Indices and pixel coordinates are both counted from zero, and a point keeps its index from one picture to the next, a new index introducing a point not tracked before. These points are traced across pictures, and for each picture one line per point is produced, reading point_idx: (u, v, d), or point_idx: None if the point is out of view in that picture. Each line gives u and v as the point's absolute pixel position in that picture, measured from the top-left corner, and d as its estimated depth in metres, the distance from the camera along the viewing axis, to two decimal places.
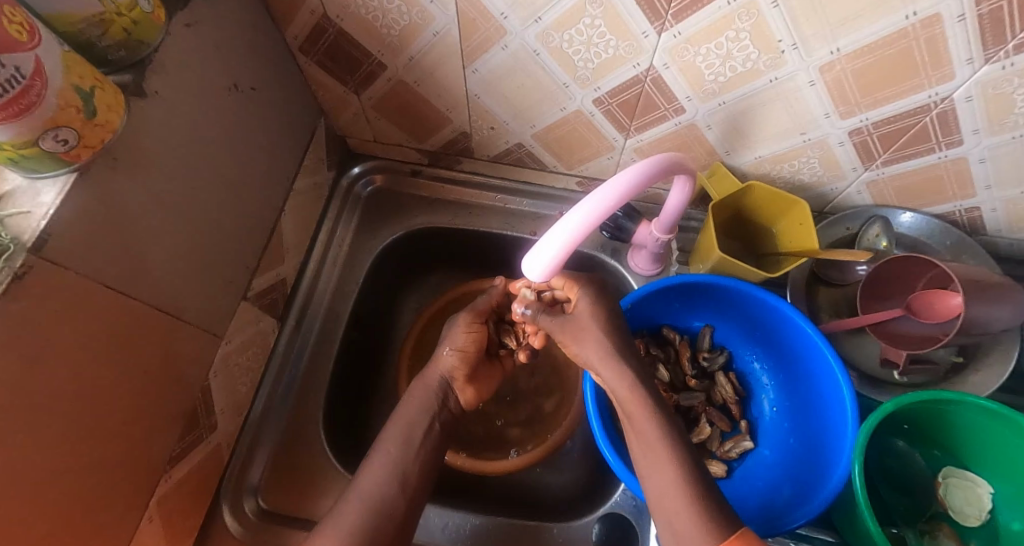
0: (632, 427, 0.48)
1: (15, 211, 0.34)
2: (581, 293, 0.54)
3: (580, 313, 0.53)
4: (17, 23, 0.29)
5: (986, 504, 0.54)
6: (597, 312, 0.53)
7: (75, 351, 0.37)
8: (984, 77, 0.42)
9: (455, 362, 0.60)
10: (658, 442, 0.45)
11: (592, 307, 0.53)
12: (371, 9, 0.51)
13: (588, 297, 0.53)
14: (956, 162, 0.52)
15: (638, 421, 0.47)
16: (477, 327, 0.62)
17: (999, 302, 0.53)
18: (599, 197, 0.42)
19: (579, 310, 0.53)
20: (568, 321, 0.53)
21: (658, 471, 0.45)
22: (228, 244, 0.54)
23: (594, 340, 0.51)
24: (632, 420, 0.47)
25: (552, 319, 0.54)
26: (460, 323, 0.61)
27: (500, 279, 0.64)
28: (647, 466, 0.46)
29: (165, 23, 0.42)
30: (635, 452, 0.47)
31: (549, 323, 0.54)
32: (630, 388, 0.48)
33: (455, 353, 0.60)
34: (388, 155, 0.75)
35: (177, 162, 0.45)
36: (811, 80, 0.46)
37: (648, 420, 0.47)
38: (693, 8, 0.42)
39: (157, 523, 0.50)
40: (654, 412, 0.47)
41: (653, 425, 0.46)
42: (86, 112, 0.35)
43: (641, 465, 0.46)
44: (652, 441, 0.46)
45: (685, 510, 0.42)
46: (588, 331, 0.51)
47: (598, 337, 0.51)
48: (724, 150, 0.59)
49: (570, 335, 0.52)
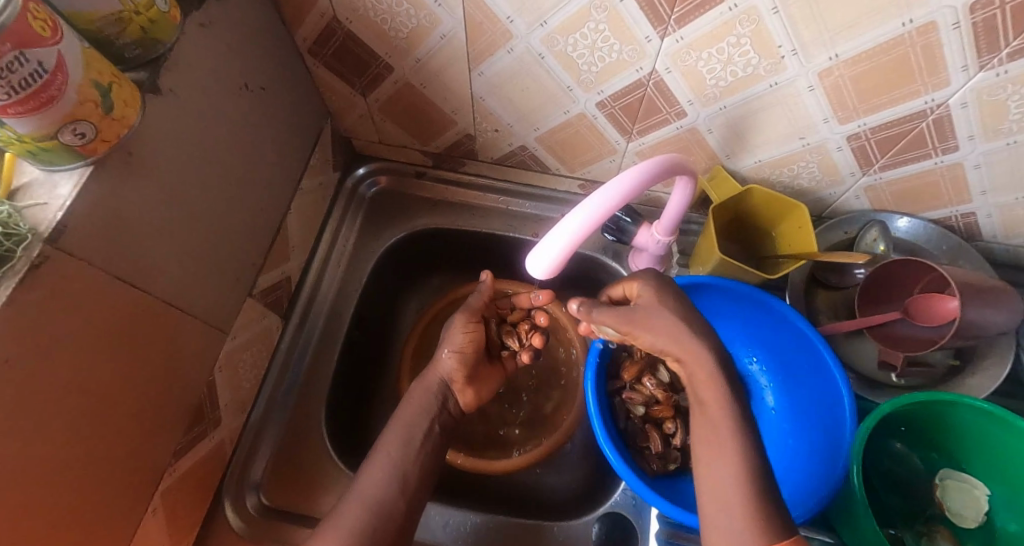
0: (704, 412, 0.47)
1: (32, 203, 0.35)
2: (644, 282, 0.51)
3: (643, 302, 0.49)
4: (41, 20, 0.30)
5: (984, 506, 0.54)
6: (662, 298, 0.49)
7: (86, 342, 0.38)
8: (978, 84, 0.43)
9: (454, 364, 0.60)
10: (725, 428, 0.45)
11: (657, 295, 0.49)
12: (381, 12, 0.52)
13: (651, 284, 0.50)
14: (952, 168, 0.52)
15: None
16: (474, 328, 0.62)
17: (995, 306, 0.53)
18: (601, 196, 0.42)
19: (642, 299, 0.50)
20: (636, 312, 0.49)
21: (716, 464, 0.44)
22: (235, 241, 0.55)
23: (662, 329, 0.48)
24: (703, 404, 0.47)
25: (614, 312, 0.49)
26: (458, 323, 0.62)
27: (486, 275, 0.63)
28: (706, 455, 0.45)
29: (180, 23, 0.43)
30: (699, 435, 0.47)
31: (610, 316, 0.49)
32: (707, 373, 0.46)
33: (453, 354, 0.60)
34: (393, 157, 0.76)
35: (188, 159, 0.46)
36: (810, 85, 0.47)
37: (722, 407, 0.46)
38: (695, 14, 0.43)
39: (161, 516, 0.50)
40: (722, 396, 0.46)
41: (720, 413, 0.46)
42: (103, 107, 0.36)
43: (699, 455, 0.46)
44: (721, 431, 0.45)
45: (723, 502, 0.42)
46: (660, 319, 0.48)
47: (673, 324, 0.47)
48: (724, 154, 0.60)
49: (641, 327, 0.48)
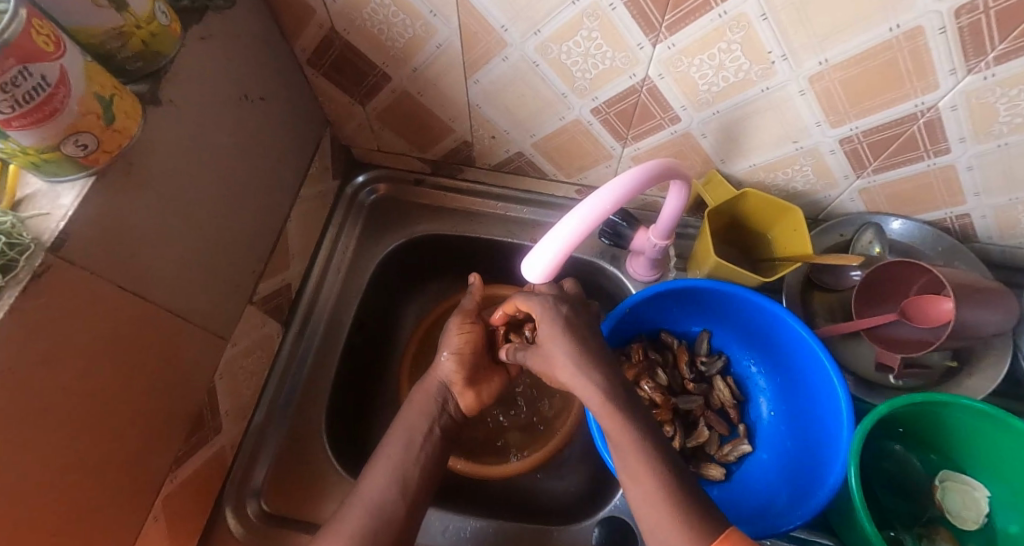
0: (611, 442, 0.49)
1: (35, 213, 0.36)
2: (544, 316, 0.54)
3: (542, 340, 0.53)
4: (44, 35, 0.30)
5: (984, 507, 0.54)
6: (559, 331, 0.52)
7: (88, 349, 0.39)
8: (967, 87, 0.44)
9: (452, 366, 0.60)
10: (631, 454, 0.47)
11: (552, 329, 0.53)
12: (377, 22, 0.53)
13: (550, 319, 0.53)
14: (944, 170, 0.53)
15: (635, 424, 0.48)
16: (470, 329, 0.61)
17: (990, 306, 0.54)
18: (596, 201, 0.43)
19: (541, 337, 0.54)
20: (537, 350, 0.54)
21: (636, 484, 0.46)
22: (235, 249, 0.55)
23: (558, 363, 0.52)
24: (609, 436, 0.49)
25: (525, 351, 0.56)
26: (454, 324, 0.61)
27: (474, 279, 0.63)
28: (626, 479, 0.47)
29: (180, 36, 0.44)
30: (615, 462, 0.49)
31: (523, 355, 0.56)
32: (601, 401, 0.49)
33: (452, 356, 0.60)
34: (392, 164, 0.77)
35: (188, 168, 0.47)
36: (801, 90, 0.48)
37: (622, 434, 0.48)
38: (686, 20, 0.44)
39: (162, 523, 0.51)
40: (622, 424, 0.48)
41: (627, 440, 0.47)
42: (105, 119, 0.36)
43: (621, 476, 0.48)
44: (629, 459, 0.47)
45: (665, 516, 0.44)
46: (553, 352, 0.52)
47: (561, 357, 0.52)
48: (719, 158, 0.60)
49: (542, 363, 0.54)
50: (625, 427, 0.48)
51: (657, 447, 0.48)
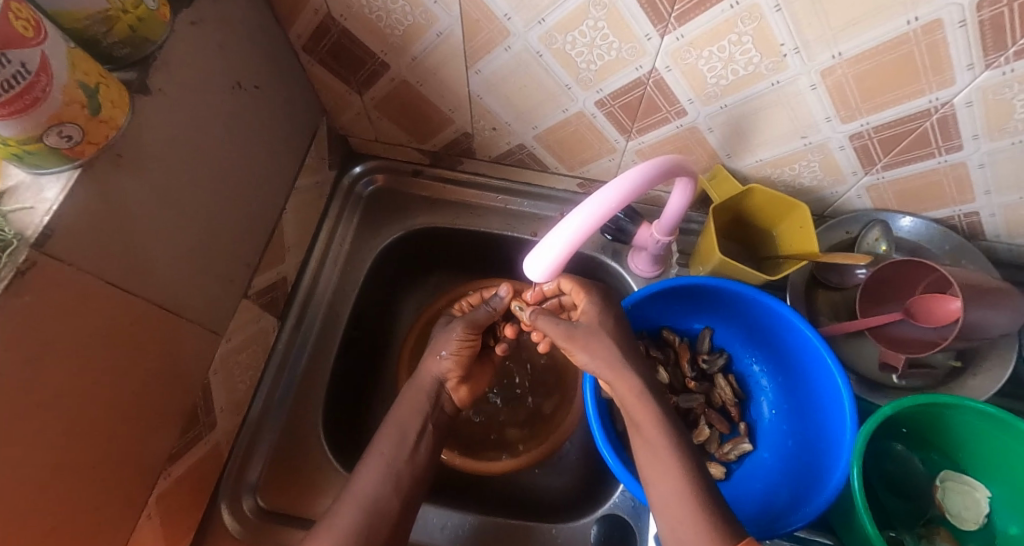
0: (640, 435, 0.49)
1: (18, 207, 0.34)
2: (590, 300, 0.55)
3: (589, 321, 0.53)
4: (23, 20, 0.29)
5: (984, 508, 0.54)
6: (605, 318, 0.54)
7: (75, 348, 0.37)
8: (984, 82, 0.42)
9: (449, 366, 0.59)
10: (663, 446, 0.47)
11: (599, 316, 0.54)
12: (375, 9, 0.51)
13: (596, 305, 0.55)
14: (955, 167, 0.52)
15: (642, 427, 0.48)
16: (474, 336, 0.60)
17: (998, 307, 0.53)
18: (601, 198, 0.42)
19: (588, 318, 0.54)
20: (577, 327, 0.52)
21: (661, 479, 0.46)
22: (229, 242, 0.54)
23: (602, 351, 0.51)
24: (640, 428, 0.49)
25: (558, 324, 0.53)
26: (455, 331, 0.59)
27: (503, 289, 0.60)
28: (651, 472, 0.47)
29: (169, 21, 0.42)
30: (639, 455, 0.49)
31: (554, 329, 0.53)
32: (636, 394, 0.49)
33: (449, 358, 0.59)
34: (390, 155, 0.75)
35: (180, 159, 0.45)
36: (812, 84, 0.47)
37: (655, 427, 0.48)
38: (696, 11, 0.42)
39: (155, 521, 0.50)
40: (655, 417, 0.49)
41: (660, 433, 0.48)
42: (90, 109, 0.35)
43: (646, 470, 0.47)
44: (660, 453, 0.47)
45: (690, 519, 0.43)
46: (597, 338, 0.51)
47: (604, 345, 0.51)
48: (724, 153, 0.59)
49: (579, 342, 0.52)
50: (657, 421, 0.48)
51: (659, 448, 0.47)
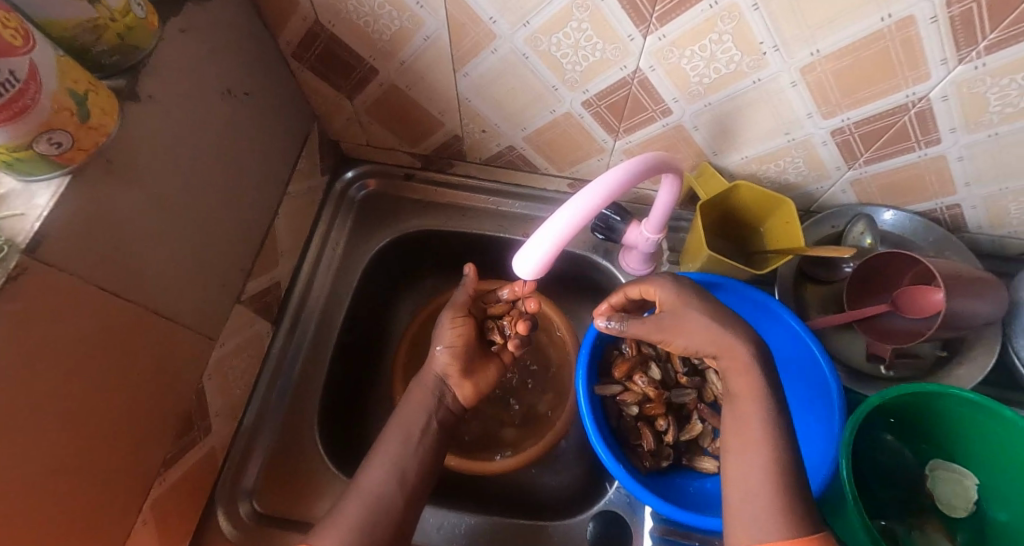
0: (733, 408, 0.48)
1: (9, 214, 0.35)
2: (664, 285, 0.51)
3: (666, 309, 0.50)
4: (11, 28, 0.29)
5: (973, 495, 0.54)
6: (698, 299, 0.50)
7: (67, 354, 0.38)
8: (959, 76, 0.43)
9: (447, 359, 0.59)
10: (755, 420, 0.46)
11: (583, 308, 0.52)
12: (363, 14, 0.51)
13: (672, 287, 0.51)
14: (935, 160, 0.53)
15: (746, 401, 0.47)
16: (462, 321, 0.60)
17: (983, 296, 0.54)
18: (585, 196, 0.42)
19: (666, 305, 0.51)
20: (664, 318, 0.50)
21: (746, 460, 0.45)
22: (221, 247, 0.54)
23: (695, 325, 0.49)
24: (737, 399, 0.48)
25: (643, 323, 0.51)
26: (446, 320, 0.60)
27: (469, 269, 0.60)
28: None
29: (158, 29, 0.43)
30: (727, 428, 0.48)
31: (642, 330, 0.51)
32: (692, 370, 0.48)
33: (445, 350, 0.59)
34: (380, 159, 0.76)
35: (170, 165, 0.46)
36: (793, 81, 0.47)
37: (755, 401, 0.47)
38: (677, 12, 0.43)
39: (151, 526, 0.50)
40: (757, 392, 0.47)
41: (755, 408, 0.46)
42: (79, 115, 0.35)
43: (730, 443, 0.47)
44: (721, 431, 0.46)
45: (767, 497, 0.43)
46: (684, 321, 0.49)
47: (697, 324, 0.49)
48: (711, 151, 0.60)
49: (678, 332, 0.50)
50: (756, 394, 0.47)
51: (756, 425, 0.46)
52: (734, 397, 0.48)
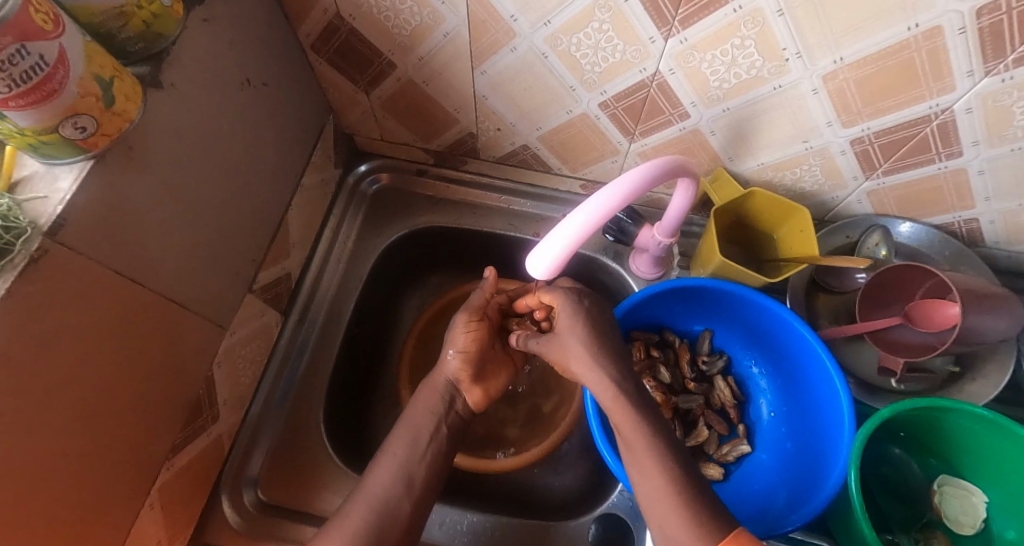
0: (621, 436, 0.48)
1: (32, 196, 0.35)
2: (562, 305, 0.55)
3: (562, 330, 0.54)
4: (42, 13, 0.29)
5: (981, 513, 0.54)
6: (577, 322, 0.53)
7: (83, 337, 0.38)
8: (984, 89, 0.43)
9: (458, 364, 0.60)
10: (643, 447, 0.46)
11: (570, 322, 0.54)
12: (384, 9, 0.52)
13: (569, 308, 0.54)
14: (955, 173, 0.52)
15: (625, 428, 0.48)
16: (477, 325, 0.61)
17: (999, 313, 0.53)
18: (602, 198, 0.42)
19: (561, 327, 0.54)
20: (552, 339, 0.55)
21: (648, 477, 0.45)
22: (235, 237, 0.54)
23: (574, 354, 0.52)
24: (620, 428, 0.48)
25: (539, 341, 0.57)
26: (460, 323, 0.60)
27: (489, 272, 0.61)
28: (638, 473, 0.46)
29: (182, 18, 0.43)
30: (626, 460, 0.48)
31: (536, 345, 0.57)
32: (614, 396, 0.49)
33: (457, 355, 0.60)
34: (394, 154, 0.76)
35: (189, 153, 0.46)
36: (814, 88, 0.47)
37: (633, 428, 0.47)
38: (700, 15, 0.43)
39: (157, 511, 0.51)
40: (634, 418, 0.47)
41: (640, 433, 0.47)
42: (104, 101, 0.36)
43: (632, 472, 0.47)
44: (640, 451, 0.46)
45: (675, 516, 0.42)
46: (569, 347, 0.53)
47: (573, 351, 0.52)
48: (727, 156, 0.59)
49: (556, 352, 0.54)
50: (636, 421, 0.47)
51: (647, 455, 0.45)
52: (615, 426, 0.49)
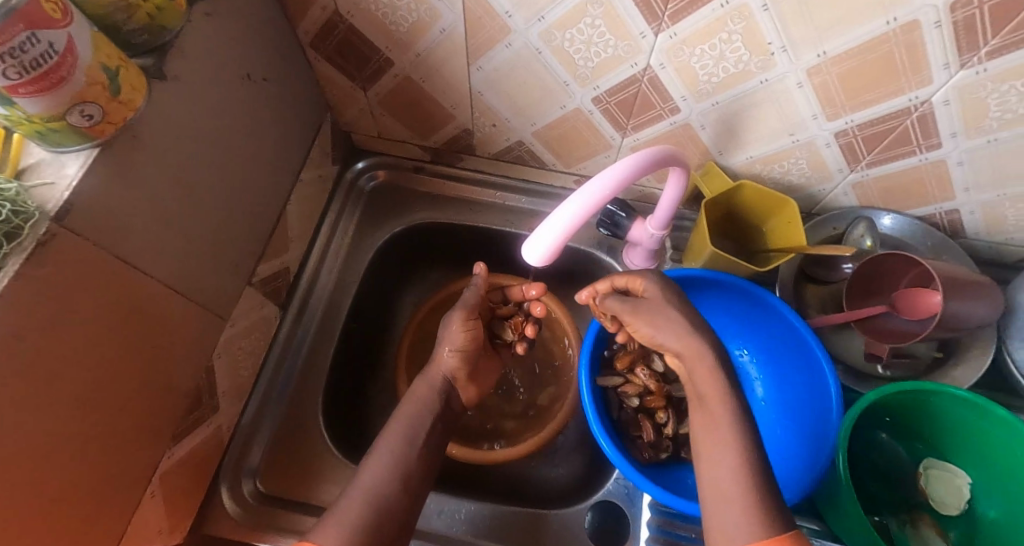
0: (705, 408, 0.46)
1: (39, 183, 0.36)
2: (648, 277, 0.52)
3: (651, 295, 0.50)
4: (52, 2, 0.30)
5: (965, 495, 0.55)
6: (667, 293, 0.51)
7: (90, 324, 0.39)
8: (960, 81, 0.45)
9: (456, 363, 0.62)
10: None
11: (660, 291, 0.51)
12: (381, 5, 0.53)
13: (656, 281, 0.51)
14: (935, 165, 0.54)
15: (713, 400, 0.45)
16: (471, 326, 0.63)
17: (980, 298, 0.55)
18: (589, 190, 0.43)
19: (650, 292, 0.51)
20: (640, 303, 0.50)
21: None
22: (236, 230, 0.55)
23: (664, 320, 0.49)
24: (703, 398, 0.46)
25: (621, 301, 0.51)
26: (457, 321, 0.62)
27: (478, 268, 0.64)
28: None
29: (185, 12, 0.44)
30: (699, 432, 0.46)
31: (618, 305, 0.51)
32: (708, 367, 0.47)
33: (456, 353, 0.61)
34: (391, 151, 0.77)
35: (191, 146, 0.47)
36: (800, 82, 0.49)
37: None
38: (689, 10, 0.44)
39: (158, 499, 0.51)
40: None
41: None
42: (111, 90, 0.36)
43: None
44: None
45: None
46: (662, 311, 0.49)
47: (669, 316, 0.49)
48: (716, 150, 0.61)
49: (642, 317, 0.49)
50: None
51: None
52: (700, 398, 0.46)
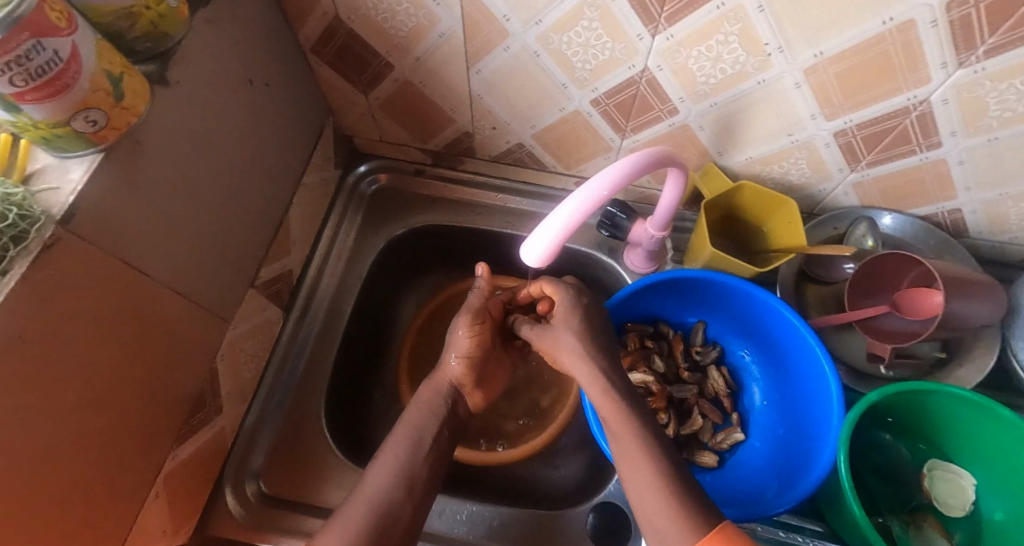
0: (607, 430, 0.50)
1: (44, 187, 0.36)
2: (557, 299, 0.58)
3: (556, 323, 0.57)
4: (57, 11, 0.31)
5: (970, 495, 0.55)
6: (575, 317, 0.56)
7: (94, 325, 0.39)
8: (958, 80, 0.45)
9: (460, 370, 0.61)
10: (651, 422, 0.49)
11: (565, 314, 0.56)
12: (381, 11, 0.53)
13: (567, 304, 0.57)
14: (936, 164, 0.54)
15: (614, 422, 0.50)
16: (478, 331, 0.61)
17: (983, 299, 0.55)
18: (584, 195, 0.44)
19: (556, 319, 0.57)
20: (546, 330, 0.58)
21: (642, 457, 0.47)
22: (238, 233, 0.56)
23: (565, 351, 0.55)
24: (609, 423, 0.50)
25: (532, 328, 0.60)
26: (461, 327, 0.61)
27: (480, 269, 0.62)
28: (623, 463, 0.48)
29: (188, 19, 0.45)
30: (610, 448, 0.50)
31: (529, 333, 0.60)
32: (601, 389, 0.52)
33: (460, 358, 0.61)
34: (392, 154, 0.78)
35: (194, 150, 0.48)
36: (797, 82, 0.49)
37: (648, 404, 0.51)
38: (685, 11, 0.45)
39: (163, 500, 0.52)
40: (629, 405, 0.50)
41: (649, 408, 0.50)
42: (114, 96, 0.37)
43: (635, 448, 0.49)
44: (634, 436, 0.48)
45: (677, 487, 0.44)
46: (560, 340, 0.55)
47: (562, 345, 0.55)
48: (715, 151, 0.61)
49: (548, 344, 0.57)
50: None
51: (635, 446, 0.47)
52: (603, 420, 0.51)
